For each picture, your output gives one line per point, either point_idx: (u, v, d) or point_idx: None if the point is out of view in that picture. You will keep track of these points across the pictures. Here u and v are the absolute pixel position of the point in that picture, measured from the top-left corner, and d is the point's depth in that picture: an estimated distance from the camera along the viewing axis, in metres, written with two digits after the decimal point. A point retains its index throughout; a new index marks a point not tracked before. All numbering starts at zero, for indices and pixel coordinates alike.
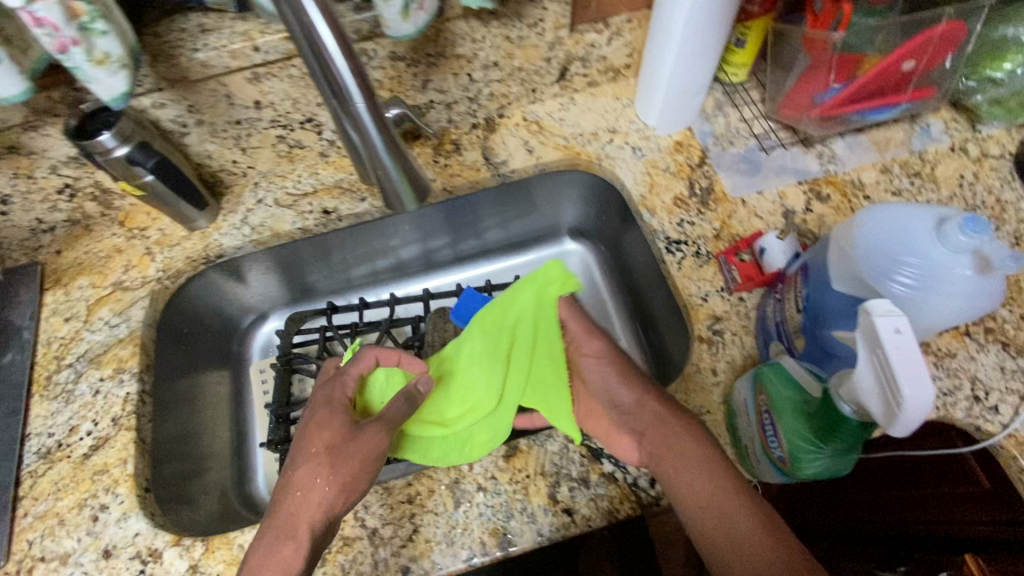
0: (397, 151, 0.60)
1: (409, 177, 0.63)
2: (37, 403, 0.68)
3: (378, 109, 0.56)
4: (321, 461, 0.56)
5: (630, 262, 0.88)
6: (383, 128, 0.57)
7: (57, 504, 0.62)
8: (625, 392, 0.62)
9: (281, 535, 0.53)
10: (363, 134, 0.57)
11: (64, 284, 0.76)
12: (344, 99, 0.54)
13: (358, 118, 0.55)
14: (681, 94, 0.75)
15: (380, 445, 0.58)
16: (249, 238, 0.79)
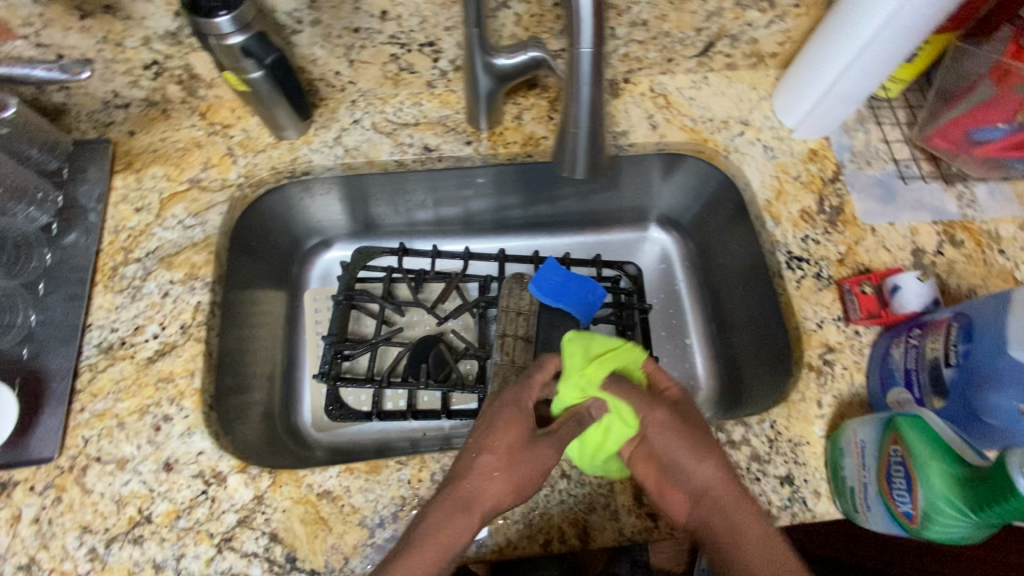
0: (597, 114, 0.55)
1: (592, 146, 0.57)
2: (101, 293, 0.64)
3: (601, 62, 0.51)
4: (503, 454, 0.53)
5: (721, 265, 0.84)
6: (595, 85, 0.52)
7: (117, 405, 0.59)
8: (677, 452, 0.55)
9: (454, 508, 0.50)
10: (574, 86, 0.52)
11: (136, 170, 0.70)
12: (573, 40, 0.49)
13: (577, 66, 0.50)
14: (838, 102, 0.69)
15: (555, 459, 0.55)
16: (340, 160, 0.72)
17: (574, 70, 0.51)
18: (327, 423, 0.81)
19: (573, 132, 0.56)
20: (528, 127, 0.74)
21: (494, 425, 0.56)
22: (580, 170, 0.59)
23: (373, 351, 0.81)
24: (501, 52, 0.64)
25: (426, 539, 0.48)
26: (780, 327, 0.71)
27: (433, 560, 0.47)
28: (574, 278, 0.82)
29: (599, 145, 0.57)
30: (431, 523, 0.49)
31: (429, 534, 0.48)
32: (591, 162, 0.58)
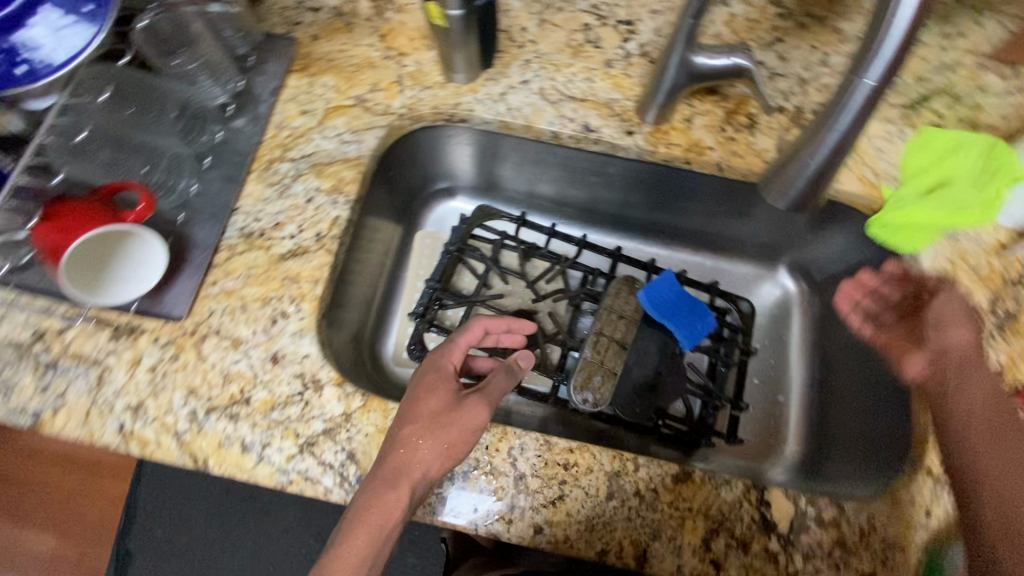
0: (838, 150, 0.53)
1: (815, 176, 0.57)
2: (253, 182, 0.67)
3: (877, 99, 0.47)
4: (427, 423, 0.53)
5: (846, 331, 0.79)
6: (856, 121, 0.50)
7: (245, 288, 0.62)
8: (949, 311, 0.60)
9: (382, 483, 0.51)
10: (834, 115, 0.51)
11: (310, 73, 0.72)
12: (857, 67, 0.46)
13: (848, 95, 0.48)
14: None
15: (483, 415, 0.55)
16: (500, 116, 0.71)
17: (841, 98, 0.49)
18: (405, 361, 0.83)
19: (805, 157, 0.56)
20: (695, 132, 0.71)
21: (415, 396, 0.56)
22: (789, 197, 0.60)
23: (468, 308, 0.82)
24: (701, 52, 0.61)
25: (364, 521, 0.49)
26: (903, 417, 0.64)
27: (369, 531, 0.49)
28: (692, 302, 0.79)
29: (824, 179, 0.57)
30: (362, 505, 0.50)
31: (364, 513, 0.50)
32: (806, 190, 0.59)
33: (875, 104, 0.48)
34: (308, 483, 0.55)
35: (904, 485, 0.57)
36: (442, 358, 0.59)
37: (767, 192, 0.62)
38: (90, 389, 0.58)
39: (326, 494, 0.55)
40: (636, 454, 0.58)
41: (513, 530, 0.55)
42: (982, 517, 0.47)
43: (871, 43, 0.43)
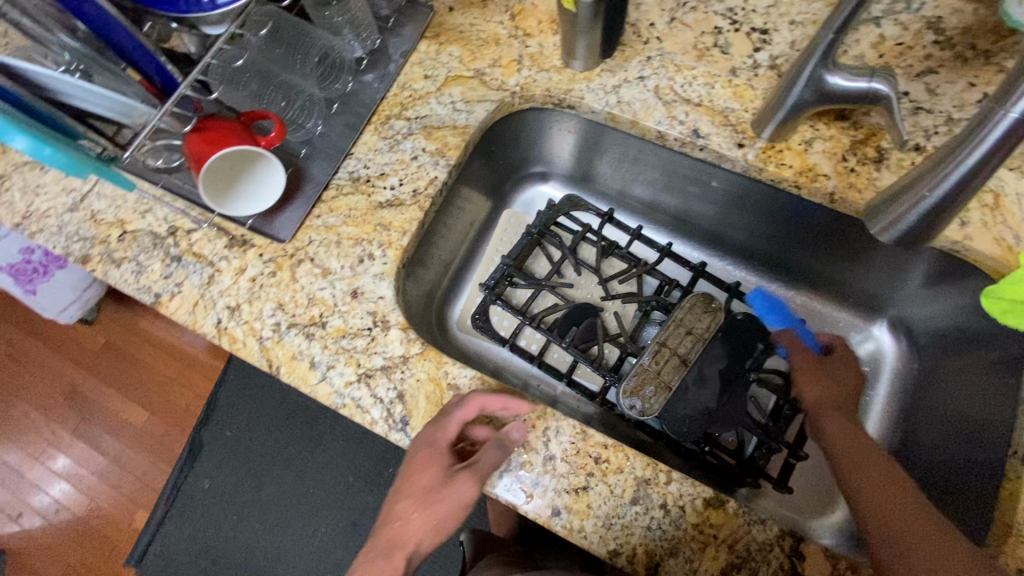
0: (955, 192, 0.47)
1: (923, 219, 0.51)
2: (370, 132, 0.73)
3: (1019, 138, 0.42)
4: (418, 499, 0.57)
5: (939, 405, 0.71)
6: (989, 160, 0.44)
7: (343, 226, 0.68)
8: (813, 391, 0.66)
9: (380, 552, 0.58)
10: (961, 148, 0.46)
11: (439, 41, 0.77)
12: (1003, 95, 0.42)
13: (986, 127, 0.43)
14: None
15: (470, 493, 0.56)
16: (608, 107, 0.72)
17: (978, 129, 0.44)
18: (467, 328, 0.87)
19: (920, 192, 0.50)
20: (813, 157, 0.66)
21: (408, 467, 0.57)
22: (890, 236, 0.53)
23: (537, 291, 0.83)
24: (837, 72, 0.57)
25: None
26: (984, 510, 0.57)
27: None
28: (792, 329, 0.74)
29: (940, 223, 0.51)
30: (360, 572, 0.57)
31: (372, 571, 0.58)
32: (912, 234, 0.53)
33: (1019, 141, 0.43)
34: (358, 410, 0.60)
35: None
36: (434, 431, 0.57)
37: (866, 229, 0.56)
38: (201, 284, 0.67)
39: (371, 424, 0.60)
40: (671, 467, 0.56)
41: (533, 505, 0.56)
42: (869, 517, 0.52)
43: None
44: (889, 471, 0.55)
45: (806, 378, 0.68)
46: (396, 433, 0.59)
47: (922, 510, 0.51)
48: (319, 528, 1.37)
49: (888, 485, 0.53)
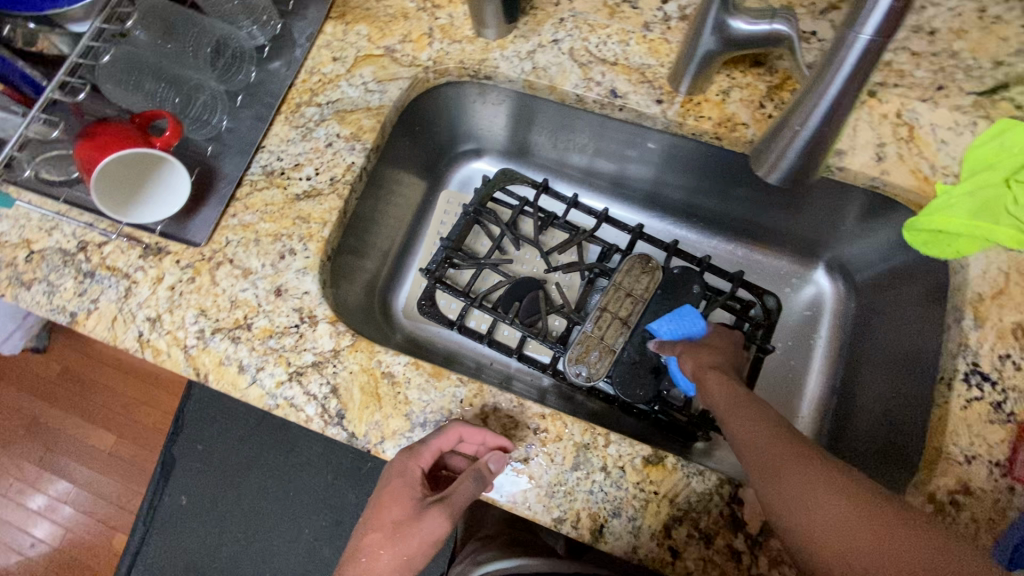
0: (829, 119, 0.48)
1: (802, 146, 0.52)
2: (281, 123, 0.70)
3: (874, 58, 0.42)
4: (386, 533, 0.55)
5: (877, 339, 0.72)
6: (848, 88, 0.45)
7: (260, 223, 0.66)
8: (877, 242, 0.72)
9: None
10: (824, 78, 0.46)
11: (346, 22, 0.74)
12: (852, 20, 0.41)
13: (841, 52, 0.43)
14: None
15: (442, 528, 0.55)
16: (524, 75, 0.70)
17: (836, 54, 0.44)
18: (414, 314, 0.85)
19: (795, 128, 0.51)
20: (730, 106, 0.66)
21: (386, 495, 0.56)
22: (775, 178, 0.56)
23: (478, 270, 0.82)
24: (741, 14, 0.55)
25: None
26: (916, 435, 0.59)
27: None
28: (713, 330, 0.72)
29: (817, 154, 0.52)
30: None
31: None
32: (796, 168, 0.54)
33: (871, 63, 0.43)
34: (293, 409, 0.59)
35: (900, 504, 0.53)
36: (406, 478, 0.55)
37: (756, 168, 0.58)
38: (118, 298, 0.64)
39: (307, 421, 0.59)
40: (608, 430, 0.57)
41: None
42: (902, 443, 0.61)
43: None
44: (908, 389, 0.63)
45: (877, 283, 0.74)
46: (333, 428, 0.58)
47: (913, 408, 0.61)
48: (303, 530, 1.36)
49: (909, 413, 0.62)
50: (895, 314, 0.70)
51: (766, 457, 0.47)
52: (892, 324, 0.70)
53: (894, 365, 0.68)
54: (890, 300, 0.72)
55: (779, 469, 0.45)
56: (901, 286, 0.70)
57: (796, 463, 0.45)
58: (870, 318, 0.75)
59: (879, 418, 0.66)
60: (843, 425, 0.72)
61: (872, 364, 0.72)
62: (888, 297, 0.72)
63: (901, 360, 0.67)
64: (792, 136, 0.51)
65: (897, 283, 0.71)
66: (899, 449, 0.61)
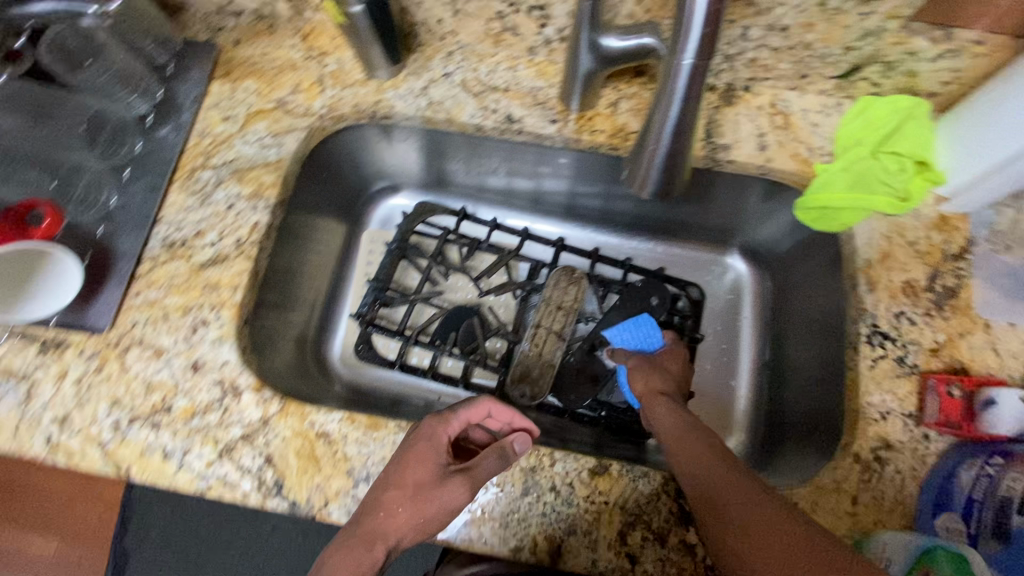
0: (681, 135, 0.50)
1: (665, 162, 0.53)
2: (176, 191, 0.67)
3: (704, 75, 0.44)
4: (407, 492, 0.52)
5: (795, 312, 0.76)
6: (687, 105, 0.47)
7: (167, 298, 0.63)
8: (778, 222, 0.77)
9: (358, 543, 0.50)
10: (665, 97, 0.47)
11: (232, 79, 0.72)
12: (674, 48, 0.43)
13: (672, 78, 0.45)
14: (1008, 179, 0.57)
15: (461, 501, 0.52)
16: (421, 111, 0.71)
17: (668, 81, 0.45)
18: (353, 361, 0.83)
19: (654, 146, 0.52)
20: (621, 117, 0.69)
21: (409, 456, 0.54)
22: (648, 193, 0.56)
23: (410, 307, 0.81)
24: (610, 32, 0.58)
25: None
26: (838, 400, 0.63)
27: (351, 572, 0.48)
28: (668, 346, 0.74)
29: (679, 165, 0.53)
30: (336, 553, 0.49)
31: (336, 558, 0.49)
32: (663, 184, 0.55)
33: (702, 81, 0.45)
34: (227, 488, 0.56)
35: (832, 470, 0.56)
36: (436, 436, 0.55)
37: (631, 185, 0.58)
38: (19, 403, 0.59)
39: (244, 498, 0.56)
40: (552, 449, 0.57)
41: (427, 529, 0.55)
42: (829, 409, 0.64)
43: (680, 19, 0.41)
44: (827, 357, 0.67)
45: (787, 260, 0.79)
46: (272, 500, 0.55)
47: (833, 375, 0.65)
48: None
49: (830, 379, 0.65)
50: (805, 287, 0.75)
51: (709, 485, 0.50)
52: (805, 297, 0.75)
53: (811, 336, 0.72)
54: (799, 275, 0.76)
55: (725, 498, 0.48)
56: (806, 261, 0.75)
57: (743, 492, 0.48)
58: (786, 293, 0.79)
59: (807, 388, 0.70)
60: (778, 399, 0.76)
61: (793, 337, 0.76)
62: (798, 272, 0.77)
63: (816, 330, 0.71)
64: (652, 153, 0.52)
65: (806, 257, 0.75)
66: (827, 416, 0.64)
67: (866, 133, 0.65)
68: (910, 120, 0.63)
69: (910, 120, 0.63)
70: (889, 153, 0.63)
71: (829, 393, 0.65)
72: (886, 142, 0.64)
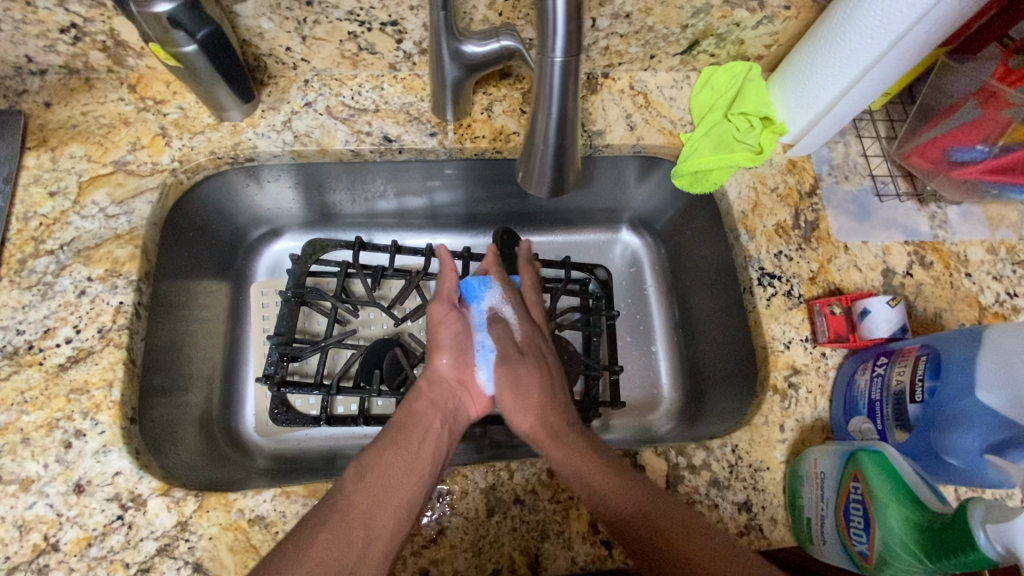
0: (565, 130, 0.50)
1: (558, 159, 0.52)
2: (5, 289, 0.56)
3: (577, 70, 0.44)
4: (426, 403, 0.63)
5: (692, 271, 0.82)
6: (565, 100, 0.46)
7: (22, 418, 0.52)
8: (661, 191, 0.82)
9: (393, 444, 0.56)
10: (543, 95, 0.46)
11: (51, 147, 0.62)
12: (543, 46, 0.42)
13: (546, 75, 0.44)
14: (833, 120, 0.65)
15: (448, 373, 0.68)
16: (288, 147, 0.66)
17: (544, 77, 0.45)
18: (271, 429, 0.75)
19: (541, 147, 0.52)
20: (498, 120, 0.70)
21: (414, 413, 0.61)
22: (546, 188, 0.54)
23: (324, 354, 0.74)
24: (469, 39, 0.58)
25: (350, 517, 0.49)
26: (749, 342, 0.68)
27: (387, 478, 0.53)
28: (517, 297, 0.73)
29: (568, 162, 0.53)
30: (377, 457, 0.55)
31: (349, 498, 0.51)
32: (557, 179, 0.54)
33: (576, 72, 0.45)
34: None
35: (758, 407, 0.60)
36: (429, 386, 0.66)
37: (527, 189, 0.57)
38: None
39: None
40: (507, 461, 0.56)
41: None
42: (743, 353, 0.70)
43: (545, 15, 0.40)
44: (729, 306, 0.73)
45: (673, 225, 0.84)
46: None
47: (738, 320, 0.71)
48: None
49: (737, 326, 0.71)
50: (696, 246, 0.81)
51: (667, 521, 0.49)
52: (698, 256, 0.80)
53: (712, 291, 0.77)
54: (688, 237, 0.82)
55: (679, 529, 0.48)
56: (692, 222, 0.80)
57: (685, 516, 0.49)
58: (679, 256, 0.85)
59: (720, 338, 0.76)
60: (696, 352, 0.81)
61: (696, 294, 0.81)
62: (686, 234, 0.82)
63: (715, 285, 0.76)
64: (541, 151, 0.51)
65: (689, 221, 0.81)
66: (744, 359, 0.70)
67: (716, 100, 0.72)
68: (749, 84, 0.71)
69: (748, 84, 0.71)
70: (739, 113, 0.70)
71: (740, 338, 0.70)
72: (735, 105, 0.71)
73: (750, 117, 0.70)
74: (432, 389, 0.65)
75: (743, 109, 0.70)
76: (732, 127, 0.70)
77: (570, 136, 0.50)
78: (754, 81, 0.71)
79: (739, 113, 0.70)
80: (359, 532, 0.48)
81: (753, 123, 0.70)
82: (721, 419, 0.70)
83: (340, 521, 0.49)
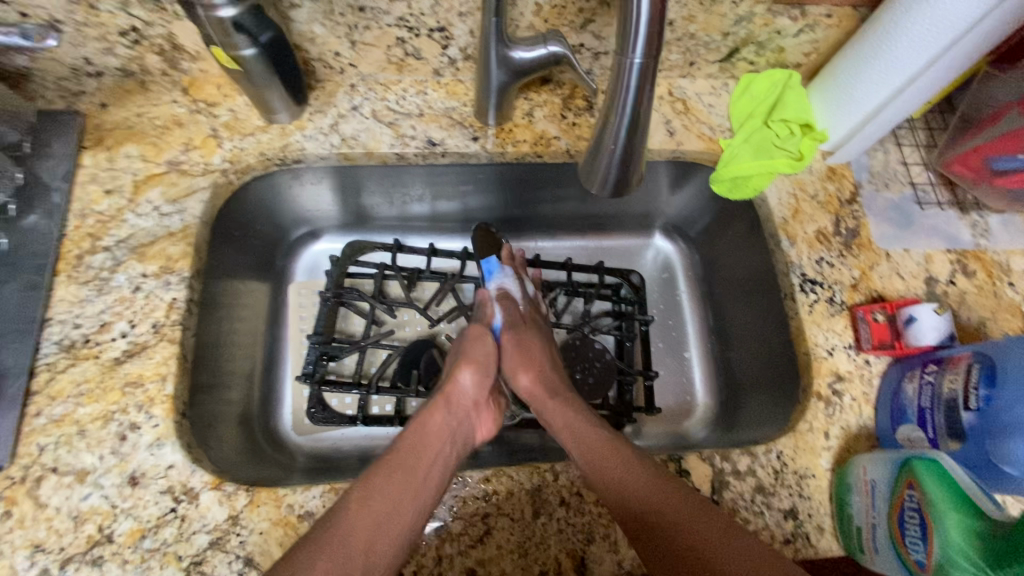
0: (636, 131, 0.49)
1: (623, 158, 0.51)
2: (63, 284, 0.58)
3: (652, 74, 0.44)
4: (439, 424, 0.62)
5: (727, 276, 0.82)
6: (641, 99, 0.46)
7: (79, 410, 0.53)
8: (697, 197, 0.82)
9: (396, 466, 0.55)
10: (617, 96, 0.46)
11: (107, 146, 0.64)
12: (622, 48, 0.43)
13: (624, 76, 0.44)
14: (881, 124, 0.65)
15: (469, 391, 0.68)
16: (336, 149, 0.67)
17: (619, 79, 0.45)
18: (308, 428, 0.76)
19: (609, 146, 0.51)
20: (539, 125, 0.71)
21: (427, 432, 0.61)
22: (608, 187, 0.53)
23: (362, 354, 0.75)
24: (518, 44, 0.59)
25: (349, 538, 0.48)
26: (789, 348, 0.68)
27: (386, 499, 0.52)
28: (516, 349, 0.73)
29: (633, 163, 0.52)
30: (380, 478, 0.54)
31: (350, 519, 0.50)
32: (620, 179, 0.53)
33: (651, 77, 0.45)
34: None
35: (802, 413, 0.60)
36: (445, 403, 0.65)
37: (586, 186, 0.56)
38: None
39: None
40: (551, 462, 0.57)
41: None
42: (779, 357, 0.70)
43: (628, 12, 0.41)
44: (767, 312, 0.73)
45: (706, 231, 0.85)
46: None
47: (777, 326, 0.70)
48: None
49: (776, 332, 0.71)
50: (731, 252, 0.81)
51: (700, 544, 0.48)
52: (733, 261, 0.80)
53: (748, 297, 0.77)
54: (722, 243, 0.82)
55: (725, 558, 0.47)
56: (726, 228, 0.80)
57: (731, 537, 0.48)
58: (713, 262, 0.85)
59: (756, 343, 0.75)
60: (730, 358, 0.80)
61: (731, 299, 0.81)
62: (721, 240, 0.82)
63: (751, 290, 0.76)
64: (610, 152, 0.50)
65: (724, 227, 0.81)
66: (782, 365, 0.69)
67: (757, 104, 0.71)
68: (793, 86, 0.70)
69: (793, 86, 0.70)
70: (781, 117, 0.69)
71: (779, 344, 0.70)
72: (777, 109, 0.70)
73: (791, 121, 0.69)
74: (449, 401, 0.65)
75: (785, 113, 0.69)
76: (774, 131, 0.69)
77: (641, 137, 0.49)
78: (797, 86, 0.70)
79: (781, 117, 0.69)
80: (359, 554, 0.48)
81: (794, 127, 0.69)
82: (760, 425, 0.69)
83: (340, 540, 0.48)
